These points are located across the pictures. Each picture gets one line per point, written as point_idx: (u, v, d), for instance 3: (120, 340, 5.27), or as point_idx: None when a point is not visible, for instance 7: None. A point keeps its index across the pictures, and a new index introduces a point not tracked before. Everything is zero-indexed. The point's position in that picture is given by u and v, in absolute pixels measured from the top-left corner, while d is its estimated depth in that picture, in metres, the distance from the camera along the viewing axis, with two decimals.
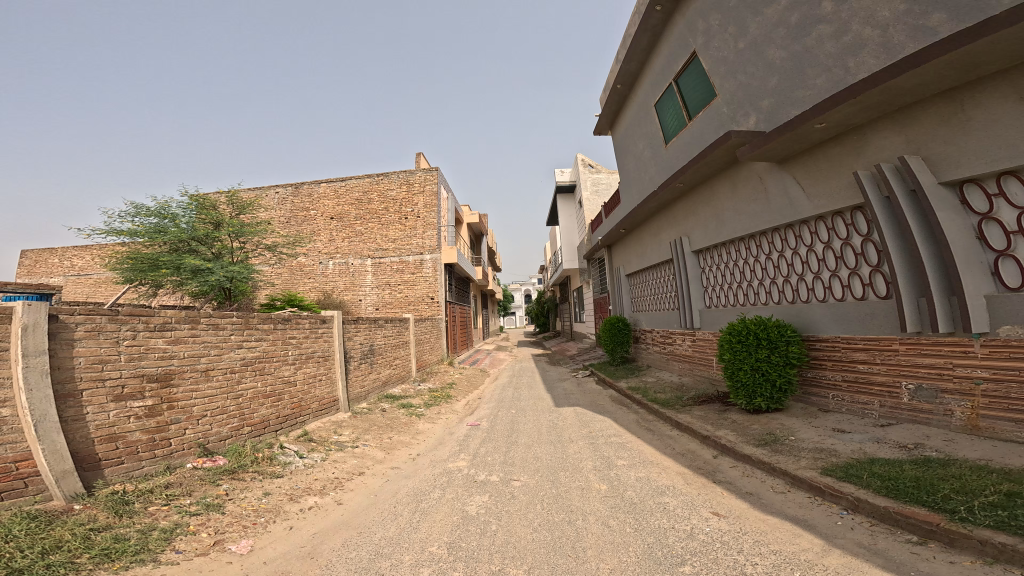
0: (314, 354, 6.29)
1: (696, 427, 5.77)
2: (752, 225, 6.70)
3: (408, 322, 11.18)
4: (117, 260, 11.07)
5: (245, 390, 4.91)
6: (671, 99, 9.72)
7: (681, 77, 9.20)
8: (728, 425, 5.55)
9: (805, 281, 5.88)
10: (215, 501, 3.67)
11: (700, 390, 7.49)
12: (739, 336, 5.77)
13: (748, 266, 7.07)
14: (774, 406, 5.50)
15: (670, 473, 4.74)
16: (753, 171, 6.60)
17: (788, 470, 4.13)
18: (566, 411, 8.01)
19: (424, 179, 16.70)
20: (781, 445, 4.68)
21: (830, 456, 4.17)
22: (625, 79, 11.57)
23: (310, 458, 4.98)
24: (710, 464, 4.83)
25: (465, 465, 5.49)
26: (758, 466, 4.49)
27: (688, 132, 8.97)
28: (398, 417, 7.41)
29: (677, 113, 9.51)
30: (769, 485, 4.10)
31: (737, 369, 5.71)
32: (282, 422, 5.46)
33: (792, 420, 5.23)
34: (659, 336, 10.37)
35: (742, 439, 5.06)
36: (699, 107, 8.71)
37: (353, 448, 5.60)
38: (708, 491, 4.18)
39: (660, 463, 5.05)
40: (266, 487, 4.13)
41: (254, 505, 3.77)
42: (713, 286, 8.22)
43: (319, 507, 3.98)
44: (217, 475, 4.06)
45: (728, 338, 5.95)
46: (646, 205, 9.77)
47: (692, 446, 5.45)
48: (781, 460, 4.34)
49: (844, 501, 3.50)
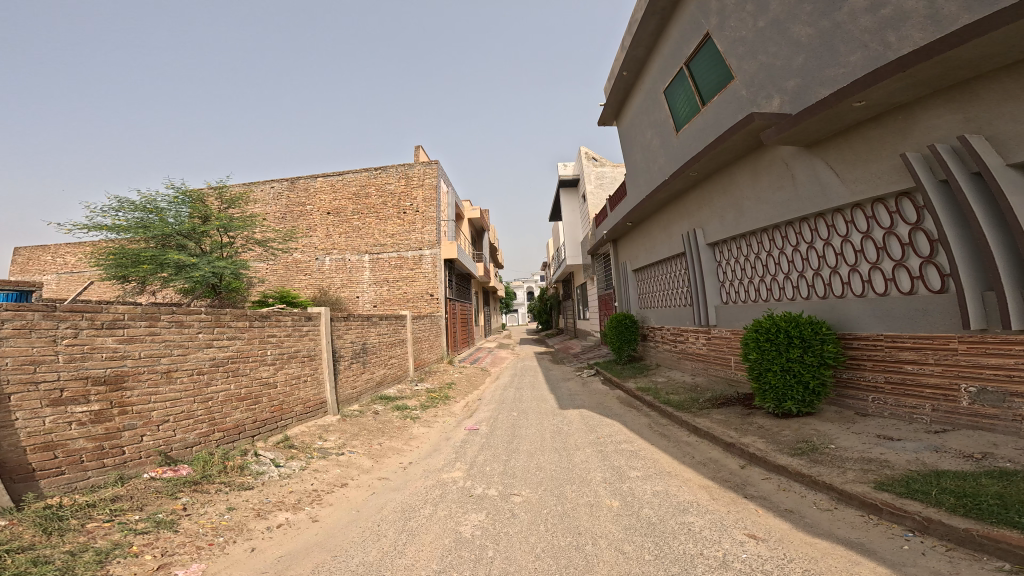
0: (298, 353, 5.80)
1: (719, 433, 5.22)
2: (777, 215, 6.11)
3: (406, 320, 10.68)
4: (101, 255, 10.64)
5: (216, 393, 4.43)
6: (682, 83, 9.07)
7: (693, 60, 8.55)
8: (755, 431, 4.99)
9: (839, 275, 5.30)
10: (168, 517, 3.21)
11: (717, 391, 6.93)
12: (767, 334, 5.17)
13: (771, 258, 6.49)
14: (805, 410, 4.94)
15: (692, 487, 4.20)
16: (778, 156, 6.00)
17: (833, 483, 3.59)
18: (572, 414, 7.49)
19: (423, 172, 16.18)
20: (820, 454, 4.13)
21: (882, 468, 3.63)
22: (631, 66, 10.94)
23: (288, 467, 4.50)
24: (737, 476, 4.29)
25: (461, 476, 4.98)
26: (795, 479, 3.94)
27: (702, 118, 8.35)
28: (391, 420, 6.92)
29: (689, 99, 8.87)
30: (812, 501, 3.57)
31: (765, 370, 5.13)
32: (260, 427, 4.98)
33: (827, 426, 4.68)
34: (670, 333, 9.81)
35: (774, 447, 4.51)
36: (714, 92, 8.06)
37: (337, 456, 5.10)
38: (740, 509, 3.64)
39: (678, 476, 4.50)
40: (232, 501, 3.66)
41: (214, 522, 3.30)
42: (730, 281, 7.65)
43: (290, 525, 3.50)
44: (176, 488, 3.59)
45: (754, 336, 5.36)
46: (656, 196, 9.17)
47: (714, 454, 4.91)
48: (823, 472, 3.80)
49: (909, 522, 2.97)
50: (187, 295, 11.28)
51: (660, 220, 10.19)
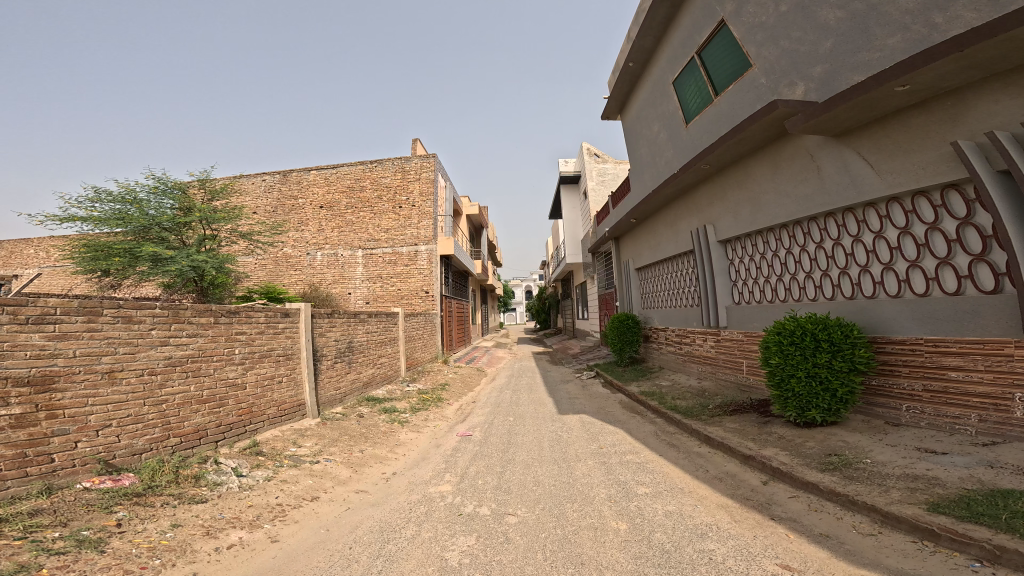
0: (271, 352, 5.30)
1: (735, 445, 4.73)
2: (799, 209, 5.64)
3: (397, 318, 10.17)
4: (74, 247, 10.05)
5: (171, 395, 3.94)
6: (693, 74, 8.60)
7: (706, 49, 8.08)
8: (776, 443, 4.52)
9: (870, 274, 4.83)
10: (96, 535, 2.74)
11: (728, 396, 6.46)
12: (791, 337, 4.68)
13: (791, 255, 6.03)
14: (830, 419, 4.48)
15: (709, 507, 3.72)
16: (802, 146, 5.54)
17: (876, 505, 3.11)
18: (571, 420, 7.00)
19: (420, 166, 15.67)
20: (855, 470, 3.65)
21: (932, 486, 3.15)
22: (638, 56, 10.46)
23: (250, 478, 4.00)
24: (760, 493, 3.81)
25: (449, 491, 4.48)
26: (828, 499, 3.47)
27: (715, 109, 7.87)
28: (377, 425, 6.41)
29: (701, 89, 8.39)
30: (850, 524, 3.10)
31: (788, 377, 4.63)
32: (224, 432, 4.49)
33: (856, 438, 4.21)
34: (675, 335, 9.33)
35: (801, 461, 4.04)
36: (728, 81, 7.59)
37: (311, 465, 4.59)
38: (768, 534, 3.16)
39: (692, 493, 4.02)
40: (178, 517, 3.17)
41: (152, 542, 2.83)
42: (743, 280, 7.17)
43: (244, 546, 3.02)
44: (113, 501, 3.11)
45: (776, 339, 4.87)
46: (663, 189, 8.65)
47: (731, 468, 4.43)
48: (861, 491, 3.33)
49: (975, 550, 2.50)
50: (171, 291, 10.81)
51: (666, 216, 9.70)
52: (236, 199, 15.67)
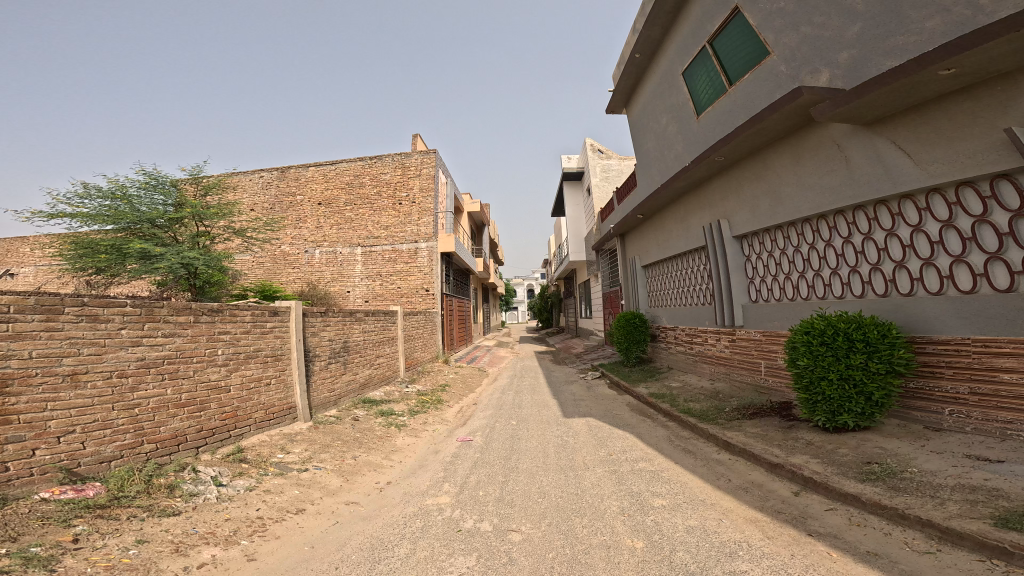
0: (258, 353, 4.97)
1: (759, 451, 4.39)
2: (823, 201, 5.28)
3: (396, 317, 9.84)
4: (61, 243, 9.72)
5: (145, 399, 3.62)
6: (704, 64, 8.22)
7: (718, 37, 7.68)
8: (804, 450, 4.17)
9: (907, 270, 4.47)
10: (47, 551, 2.41)
11: (745, 399, 6.09)
12: (821, 337, 4.31)
13: (814, 251, 5.67)
14: (864, 424, 4.14)
15: (737, 522, 3.37)
16: (827, 136, 5.18)
17: (933, 519, 2.80)
18: (577, 424, 6.64)
19: (420, 162, 15.33)
20: (901, 480, 3.34)
21: (996, 498, 2.84)
22: (644, 47, 10.06)
23: (230, 488, 3.68)
24: (792, 506, 3.48)
25: (447, 503, 4.14)
26: (873, 512, 3.15)
27: (728, 100, 7.50)
28: (372, 429, 6.09)
29: (712, 79, 8.01)
30: (902, 541, 2.78)
31: (818, 379, 4.27)
32: (205, 438, 4.17)
33: (895, 444, 3.88)
34: (685, 334, 8.95)
35: (836, 470, 3.71)
36: (743, 71, 7.22)
37: (299, 474, 4.27)
38: (807, 551, 2.83)
39: (714, 506, 3.67)
40: (145, 532, 2.85)
41: (111, 560, 2.50)
42: (761, 277, 6.79)
43: (217, 564, 2.70)
44: (73, 513, 2.78)
45: (805, 340, 4.49)
46: (673, 183, 8.27)
47: (756, 477, 4.08)
48: (912, 503, 3.01)
49: None
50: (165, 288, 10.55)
51: (676, 211, 9.33)
52: (233, 196, 15.36)
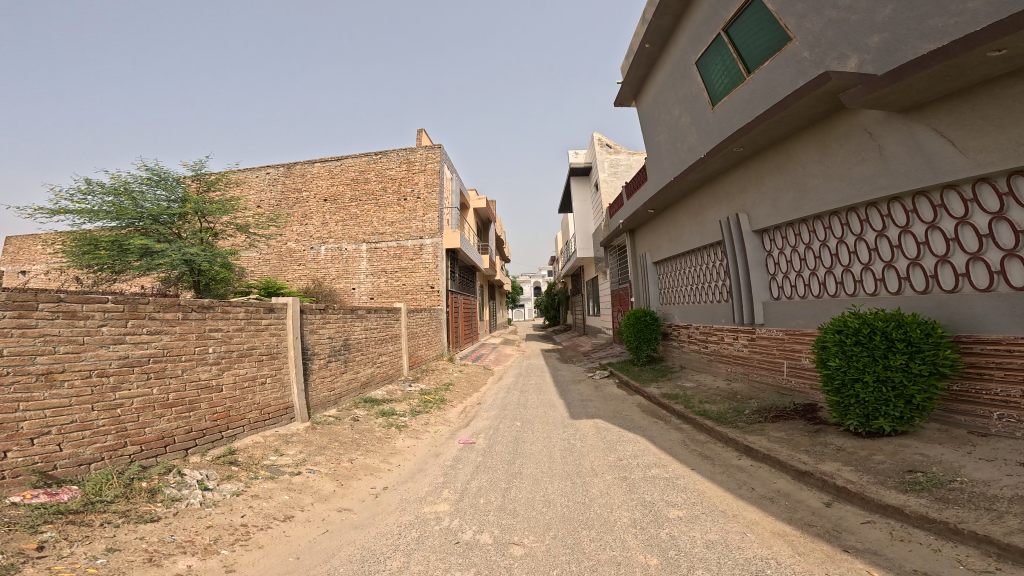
0: (253, 351, 4.82)
1: (784, 457, 4.06)
2: (853, 193, 4.91)
3: (400, 314, 9.64)
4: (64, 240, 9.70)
5: (128, 399, 3.46)
6: (718, 53, 7.79)
7: (734, 24, 7.24)
8: (834, 457, 3.85)
9: (952, 265, 4.09)
10: (6, 561, 2.26)
11: (765, 400, 5.74)
12: (857, 336, 3.92)
13: (843, 245, 5.29)
14: (902, 428, 3.78)
15: (763, 537, 3.07)
16: (858, 123, 4.78)
17: (990, 534, 2.50)
18: (585, 426, 6.36)
19: (425, 157, 15.11)
20: (951, 491, 3.02)
21: None
22: (655, 37, 9.62)
23: (217, 492, 3.52)
24: (824, 519, 3.18)
25: (445, 512, 3.91)
26: (919, 527, 2.85)
27: (746, 89, 7.08)
28: (372, 430, 5.90)
29: (727, 69, 7.57)
30: (954, 559, 2.48)
31: (852, 382, 3.89)
32: (195, 439, 4.03)
33: (938, 450, 3.53)
34: (698, 332, 8.57)
35: (873, 479, 3.39)
36: (761, 59, 6.79)
37: (290, 478, 4.08)
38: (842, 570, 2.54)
39: (736, 518, 3.37)
40: (117, 540, 2.68)
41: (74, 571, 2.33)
42: (782, 274, 6.40)
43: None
44: (42, 519, 2.63)
45: (836, 340, 4.10)
46: (688, 176, 7.88)
47: (782, 486, 3.76)
48: (965, 517, 2.71)
49: None
50: (175, 287, 10.77)
51: (689, 205, 8.94)
52: (239, 192, 15.32)
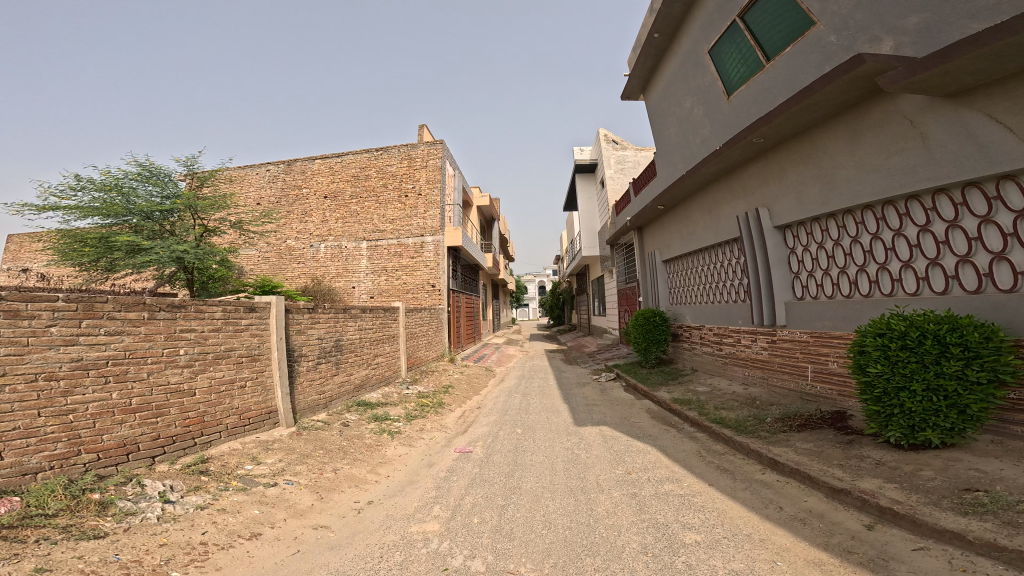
0: (231, 353, 4.54)
1: (815, 472, 3.60)
2: (889, 186, 4.43)
3: (397, 313, 9.28)
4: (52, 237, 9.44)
5: (82, 405, 3.23)
6: (733, 41, 7.30)
7: (751, 9, 6.77)
8: (873, 472, 3.38)
9: (1011, 263, 3.62)
10: None
11: (787, 408, 5.28)
12: (905, 339, 3.42)
13: (878, 241, 4.79)
14: (951, 440, 3.32)
15: (795, 566, 2.63)
16: (896, 108, 4.32)
17: None
18: (589, 433, 5.95)
19: (427, 153, 14.77)
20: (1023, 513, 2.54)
21: None
22: (665, 26, 9.13)
23: (178, 506, 3.27)
24: (868, 545, 2.72)
25: (434, 532, 3.52)
26: (985, 556, 2.39)
27: (764, 77, 6.58)
28: (361, 436, 5.54)
29: (743, 57, 7.09)
30: None
31: (897, 390, 3.40)
32: (164, 446, 3.79)
33: (996, 465, 3.05)
34: (712, 333, 8.08)
35: (923, 499, 2.91)
36: (782, 45, 6.30)
37: (264, 490, 3.78)
38: None
39: (764, 543, 2.93)
40: (49, 559, 2.44)
41: None
42: (807, 272, 5.91)
43: None
44: None
45: (878, 344, 3.60)
46: (702, 169, 7.38)
47: (814, 505, 3.30)
48: None
49: None
50: (173, 286, 10.82)
51: (702, 201, 8.45)
52: (238, 189, 15.08)
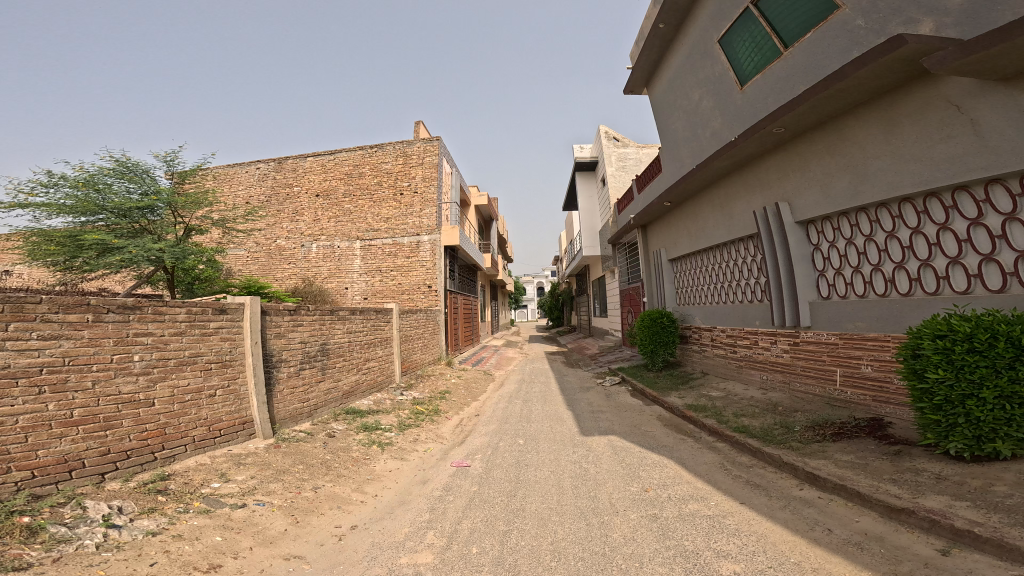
0: (199, 358, 4.07)
1: (865, 489, 3.15)
2: (934, 176, 3.99)
3: (390, 315, 8.78)
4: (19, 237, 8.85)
5: (10, 417, 2.77)
6: (746, 29, 6.90)
7: None
8: (936, 488, 2.93)
9: None
10: None
11: (814, 414, 4.84)
12: (971, 341, 2.97)
13: (920, 236, 4.32)
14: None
15: None
16: (941, 92, 3.91)
17: None
18: (598, 443, 5.49)
19: (423, 150, 14.29)
20: None
21: None
22: (670, 16, 8.70)
23: (125, 532, 2.77)
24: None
25: (427, 564, 3.02)
26: None
27: (782, 65, 6.17)
28: (348, 449, 5.04)
29: (758, 46, 6.68)
30: None
31: (965, 398, 2.95)
32: (117, 462, 3.29)
33: None
34: (726, 336, 7.62)
35: (1008, 519, 2.47)
36: (801, 30, 5.90)
37: (231, 512, 3.28)
38: None
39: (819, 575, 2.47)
40: None
41: None
42: (833, 270, 5.44)
43: None
44: None
45: (937, 347, 3.13)
46: (715, 163, 6.94)
47: (869, 528, 2.85)
48: None
49: None
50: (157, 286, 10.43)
51: (714, 196, 8.01)
52: (227, 187, 14.53)
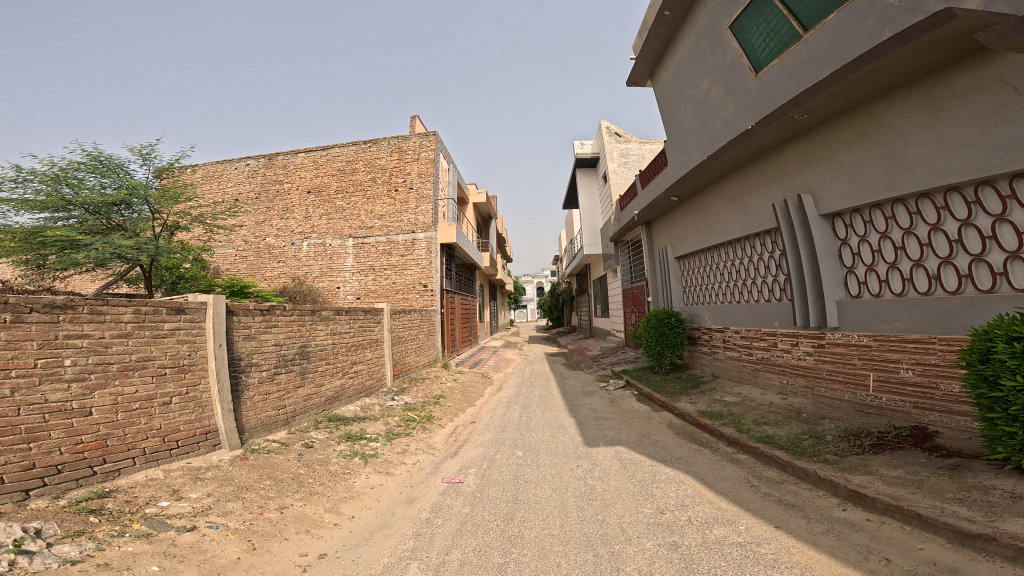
0: (151, 363, 3.59)
1: (926, 510, 2.66)
2: (989, 163, 3.51)
3: (381, 316, 8.28)
4: None
5: None
6: (761, 13, 6.44)
7: None
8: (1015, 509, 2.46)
9: None
10: None
11: (847, 421, 4.36)
12: None
13: (973, 227, 3.83)
14: None
15: None
16: (998, 69, 3.44)
17: None
18: (603, 454, 5.02)
19: (418, 144, 13.80)
20: None
21: None
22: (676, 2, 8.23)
23: (35, 559, 2.26)
24: None
25: None
26: None
27: (802, 49, 5.70)
28: (325, 463, 4.52)
29: (773, 30, 6.22)
30: None
31: None
32: (42, 478, 2.79)
33: None
34: (739, 337, 7.13)
35: None
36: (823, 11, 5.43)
37: (175, 536, 2.77)
38: None
39: None
40: None
41: None
42: (864, 267, 4.95)
43: None
44: None
45: (1013, 351, 2.67)
46: (729, 153, 6.46)
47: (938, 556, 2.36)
48: None
49: None
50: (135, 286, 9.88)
51: (726, 190, 7.52)
52: (216, 184, 14.08)
